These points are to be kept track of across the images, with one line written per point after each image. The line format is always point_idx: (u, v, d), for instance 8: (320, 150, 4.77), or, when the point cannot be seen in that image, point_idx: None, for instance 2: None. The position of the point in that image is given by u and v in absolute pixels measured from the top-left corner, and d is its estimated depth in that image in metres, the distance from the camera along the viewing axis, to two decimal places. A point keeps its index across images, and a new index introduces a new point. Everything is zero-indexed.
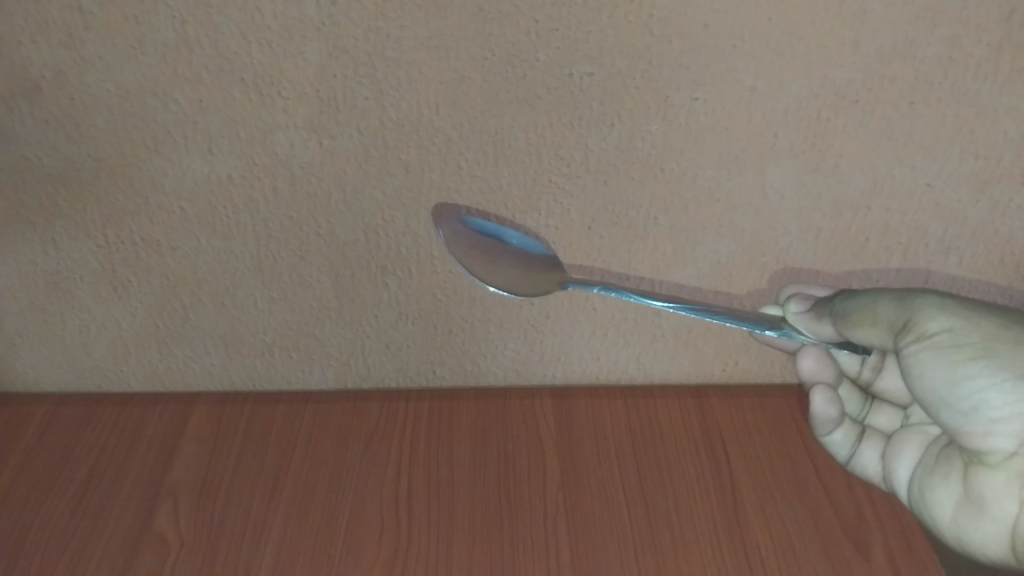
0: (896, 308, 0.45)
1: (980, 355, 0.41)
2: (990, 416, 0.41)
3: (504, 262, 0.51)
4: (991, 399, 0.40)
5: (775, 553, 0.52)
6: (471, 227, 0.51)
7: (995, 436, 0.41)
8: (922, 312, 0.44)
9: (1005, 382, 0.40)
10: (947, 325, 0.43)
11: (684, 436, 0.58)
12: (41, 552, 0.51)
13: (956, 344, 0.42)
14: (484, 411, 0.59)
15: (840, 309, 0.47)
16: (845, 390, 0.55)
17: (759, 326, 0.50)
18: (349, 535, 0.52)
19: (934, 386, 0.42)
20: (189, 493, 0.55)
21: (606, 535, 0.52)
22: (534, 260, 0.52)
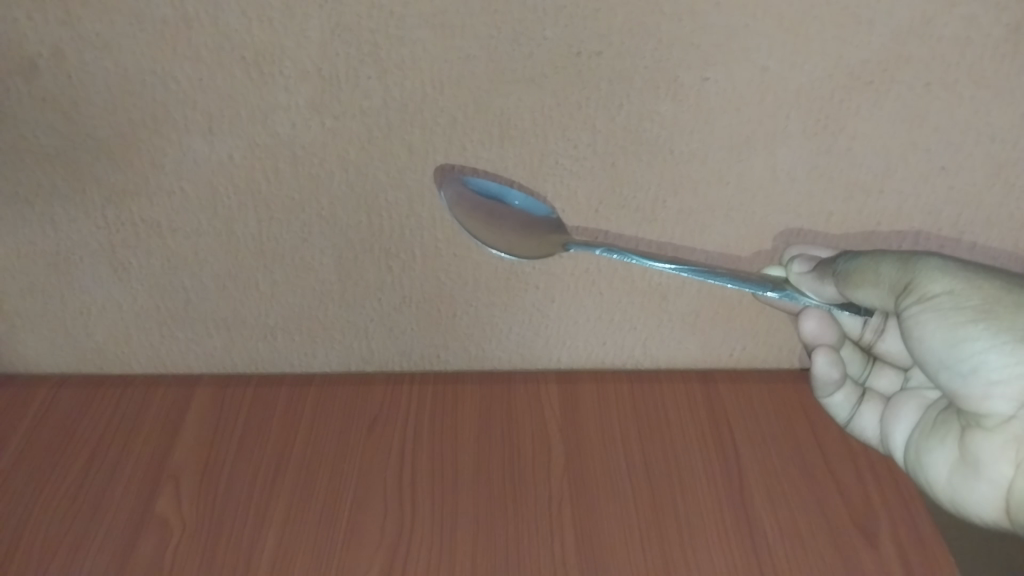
0: (899, 270, 0.44)
1: (982, 316, 0.40)
2: (987, 378, 0.39)
3: (504, 223, 0.50)
4: (990, 360, 0.39)
5: (783, 540, 0.51)
6: (472, 188, 0.49)
7: (992, 398, 0.40)
8: (924, 273, 0.42)
9: (1006, 344, 0.39)
10: (951, 288, 0.41)
11: (690, 419, 0.57)
12: (43, 534, 0.51)
13: (956, 306, 0.41)
14: (489, 394, 0.58)
15: (843, 270, 0.46)
16: (848, 352, 0.54)
17: (764, 287, 0.49)
18: (352, 519, 0.51)
19: (933, 346, 0.41)
20: (191, 477, 0.54)
21: (612, 520, 0.51)
22: (535, 226, 0.50)
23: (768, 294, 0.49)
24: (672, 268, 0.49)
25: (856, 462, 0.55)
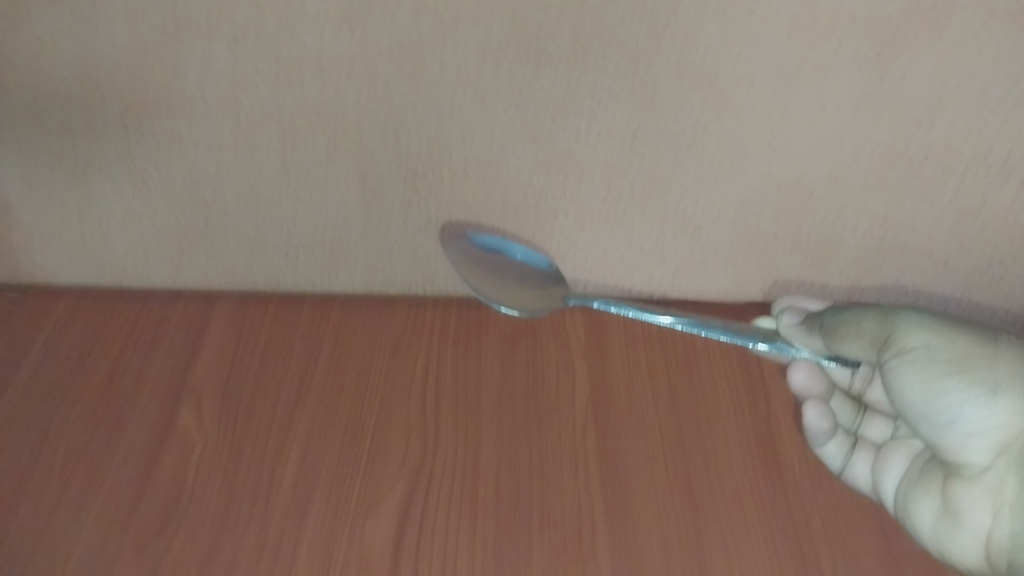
0: (879, 324, 0.45)
1: (956, 369, 0.40)
2: (964, 429, 0.40)
3: (509, 275, 0.56)
4: (966, 414, 0.40)
5: (807, 472, 0.50)
6: (475, 244, 0.55)
7: (969, 447, 0.40)
8: (902, 327, 0.43)
9: (981, 396, 0.39)
10: (926, 341, 0.42)
11: (718, 351, 0.56)
12: (65, 444, 0.49)
13: (933, 360, 0.41)
14: (514, 320, 0.58)
15: (830, 324, 0.47)
16: (837, 402, 0.51)
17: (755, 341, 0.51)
18: (376, 439, 0.50)
19: (910, 399, 0.42)
20: (213, 392, 0.52)
21: (636, 447, 0.50)
22: (535, 275, 0.55)
23: (760, 345, 0.50)
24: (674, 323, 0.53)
25: None
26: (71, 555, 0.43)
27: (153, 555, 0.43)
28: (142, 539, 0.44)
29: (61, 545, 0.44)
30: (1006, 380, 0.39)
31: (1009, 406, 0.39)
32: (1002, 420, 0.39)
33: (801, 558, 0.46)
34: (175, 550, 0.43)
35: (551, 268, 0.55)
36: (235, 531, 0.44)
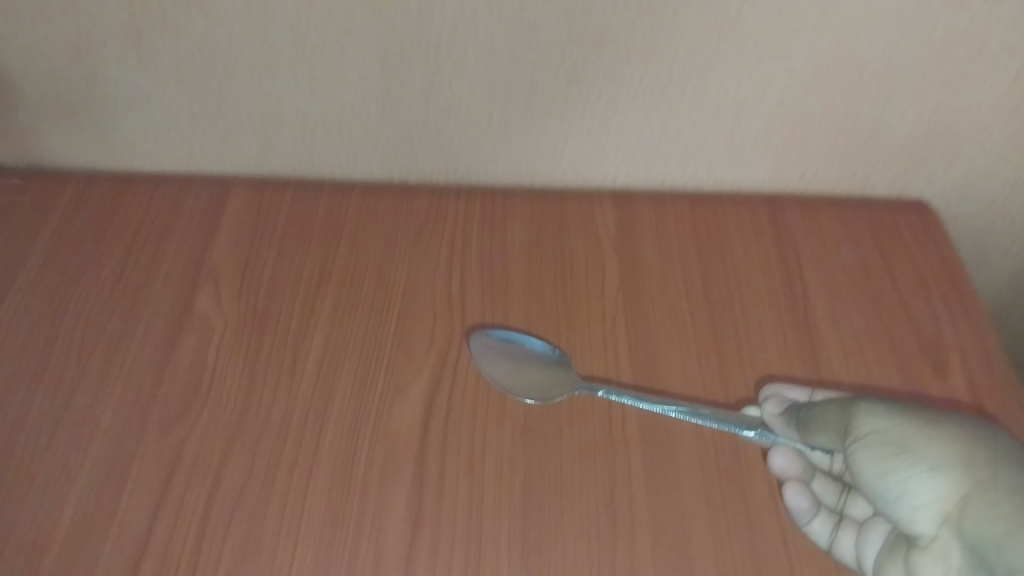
0: (839, 412, 0.38)
1: (902, 449, 0.34)
2: (912, 498, 0.33)
3: (529, 367, 0.46)
4: (912, 487, 0.33)
5: (846, 361, 0.48)
6: (495, 337, 0.47)
7: (917, 519, 0.33)
8: (861, 415, 0.37)
9: (921, 462, 0.33)
10: (884, 423, 0.36)
11: (754, 242, 0.54)
12: (82, 326, 0.47)
13: (883, 442, 0.35)
14: (541, 209, 0.55)
15: (800, 415, 0.40)
16: (818, 482, 0.41)
17: (749, 427, 0.42)
18: (401, 325, 0.48)
19: (865, 476, 0.35)
20: (231, 274, 0.50)
21: (668, 335, 0.48)
22: (535, 359, 0.46)
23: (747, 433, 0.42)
24: (674, 413, 0.43)
25: (928, 288, 0.52)
26: (94, 435, 0.42)
27: (177, 436, 0.42)
28: (166, 420, 0.43)
29: (82, 426, 0.42)
30: (952, 452, 0.34)
31: (961, 480, 0.32)
32: (949, 492, 0.32)
33: None
34: (199, 432, 0.42)
35: (553, 350, 0.47)
36: (259, 415, 0.43)
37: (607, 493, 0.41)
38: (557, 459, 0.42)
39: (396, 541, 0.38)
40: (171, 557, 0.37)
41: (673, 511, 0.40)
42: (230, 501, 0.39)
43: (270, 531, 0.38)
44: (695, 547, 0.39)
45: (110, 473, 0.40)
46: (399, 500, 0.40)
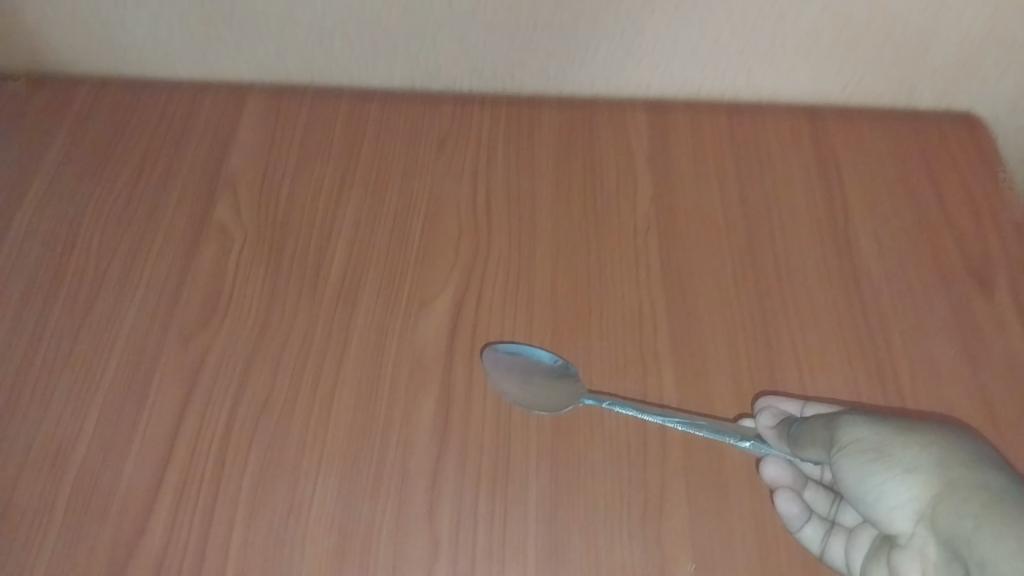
0: (825, 426, 0.34)
1: (880, 452, 0.31)
2: (889, 500, 0.30)
3: (535, 376, 0.40)
4: (889, 489, 0.30)
5: (888, 281, 0.46)
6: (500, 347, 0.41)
7: (894, 519, 0.30)
8: (846, 424, 0.33)
9: (897, 464, 0.31)
10: (866, 431, 0.32)
11: (794, 156, 0.51)
12: (99, 235, 0.46)
13: (863, 447, 0.32)
14: (571, 120, 0.53)
15: (792, 432, 0.36)
16: (808, 490, 0.38)
17: (743, 436, 0.37)
18: (425, 239, 0.46)
19: (845, 482, 0.32)
20: (250, 186, 0.49)
21: (702, 252, 0.46)
22: (541, 372, 0.40)
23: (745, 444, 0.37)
24: (675, 425, 0.38)
25: (975, 206, 0.49)
26: (114, 346, 0.41)
27: (197, 348, 0.41)
28: (187, 331, 0.42)
29: (102, 337, 0.41)
30: (930, 453, 0.31)
31: (937, 480, 0.30)
32: (925, 492, 0.30)
33: (875, 363, 0.42)
34: (221, 343, 0.41)
35: (562, 363, 0.41)
36: (282, 326, 0.42)
37: (638, 407, 0.40)
38: (587, 373, 0.41)
39: (424, 452, 0.38)
40: (197, 466, 0.37)
41: None
42: (255, 411, 0.39)
43: (296, 440, 0.38)
44: (729, 463, 0.38)
45: (131, 383, 0.40)
46: (427, 411, 0.39)
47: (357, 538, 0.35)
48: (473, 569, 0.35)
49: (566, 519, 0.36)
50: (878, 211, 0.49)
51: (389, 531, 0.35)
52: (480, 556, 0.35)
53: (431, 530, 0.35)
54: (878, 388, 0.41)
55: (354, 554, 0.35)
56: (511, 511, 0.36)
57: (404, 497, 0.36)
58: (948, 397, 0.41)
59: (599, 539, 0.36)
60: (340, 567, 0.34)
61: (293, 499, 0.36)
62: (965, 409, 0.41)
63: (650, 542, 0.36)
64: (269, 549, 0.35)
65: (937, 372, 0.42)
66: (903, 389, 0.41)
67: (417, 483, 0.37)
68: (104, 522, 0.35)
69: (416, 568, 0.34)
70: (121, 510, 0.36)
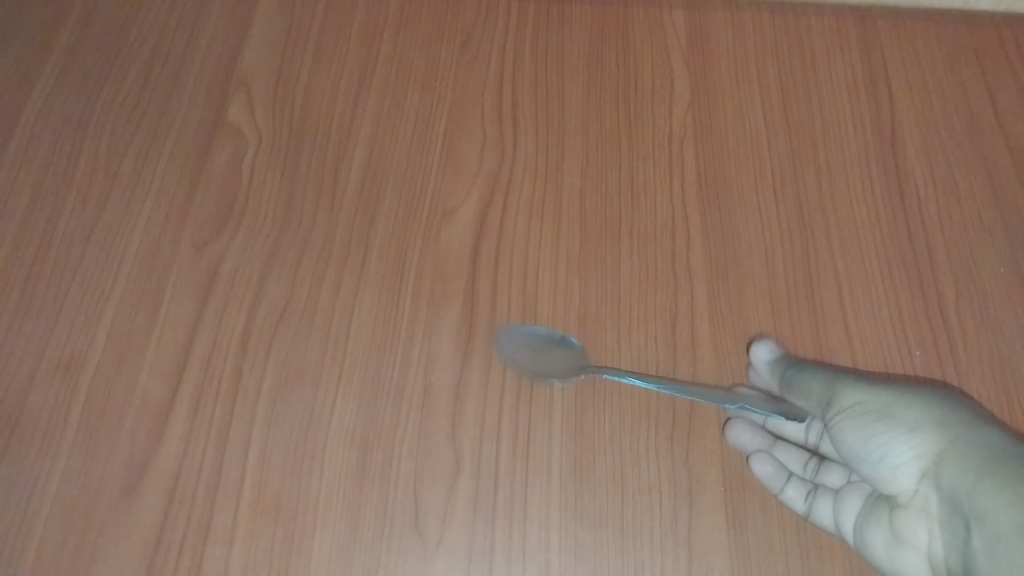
0: (824, 383, 0.34)
1: (884, 412, 0.31)
2: (894, 458, 0.31)
3: (553, 350, 0.37)
4: (895, 448, 0.31)
5: (936, 195, 0.43)
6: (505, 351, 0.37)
7: (899, 476, 0.31)
8: (847, 383, 0.33)
9: (900, 423, 0.31)
10: (867, 391, 0.32)
11: (841, 59, 0.48)
12: (107, 137, 0.44)
13: (866, 406, 0.32)
14: (603, 17, 0.49)
15: (787, 382, 0.35)
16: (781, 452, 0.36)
17: (733, 399, 0.35)
18: (447, 145, 0.44)
19: (846, 444, 0.32)
20: (264, 85, 0.46)
21: (739, 163, 0.44)
22: (542, 347, 0.37)
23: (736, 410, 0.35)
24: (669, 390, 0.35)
25: None
26: (126, 252, 0.40)
27: (211, 257, 0.39)
28: (200, 238, 0.40)
29: (114, 244, 0.40)
30: (930, 412, 0.31)
31: (941, 438, 0.30)
32: (930, 449, 0.30)
33: (918, 282, 0.40)
34: (236, 250, 0.40)
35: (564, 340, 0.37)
36: (298, 234, 0.40)
37: (669, 324, 0.38)
38: (615, 288, 0.39)
39: (446, 366, 0.36)
40: (214, 376, 0.36)
41: (739, 343, 0.38)
42: (271, 322, 0.38)
43: (315, 353, 0.37)
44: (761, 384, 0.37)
45: (145, 293, 0.38)
46: (449, 324, 0.38)
47: (378, 452, 0.34)
48: (496, 485, 0.34)
49: (591, 438, 0.35)
50: (929, 120, 0.46)
51: (410, 447, 0.34)
52: (503, 472, 0.34)
53: (453, 445, 0.35)
54: (919, 307, 0.39)
55: (374, 468, 0.34)
56: (535, 428, 0.35)
57: (426, 412, 0.35)
58: (994, 319, 0.39)
59: (625, 458, 0.35)
60: (360, 481, 0.34)
61: (312, 411, 0.35)
62: (1011, 331, 0.39)
63: (678, 462, 0.35)
64: (288, 461, 0.34)
65: (983, 291, 0.40)
66: (946, 310, 0.39)
67: (439, 397, 0.36)
68: (121, 432, 0.35)
69: (438, 483, 0.34)
70: (137, 420, 0.35)
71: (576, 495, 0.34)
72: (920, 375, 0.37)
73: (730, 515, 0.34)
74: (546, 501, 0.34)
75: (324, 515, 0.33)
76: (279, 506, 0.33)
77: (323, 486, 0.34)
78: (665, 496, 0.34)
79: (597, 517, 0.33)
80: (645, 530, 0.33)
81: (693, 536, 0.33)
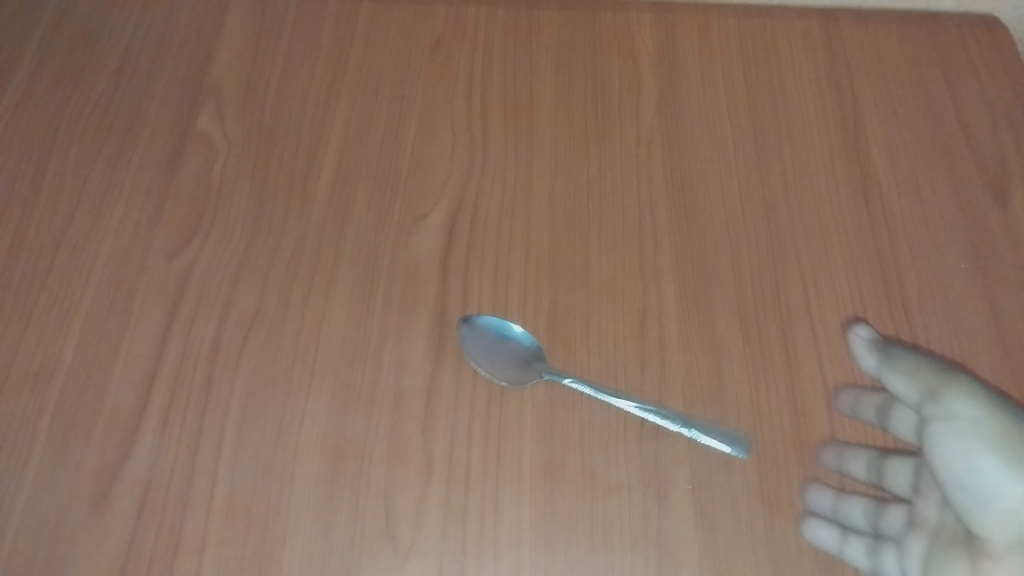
0: (936, 379, 0.32)
1: (997, 446, 0.29)
2: (1001, 504, 0.28)
3: (491, 337, 0.37)
4: (1003, 491, 0.28)
5: (899, 193, 0.44)
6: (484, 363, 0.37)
7: (999, 521, 0.28)
8: (961, 393, 0.31)
9: (1015, 464, 0.29)
10: (980, 412, 0.30)
11: (806, 60, 0.49)
12: (76, 147, 0.44)
13: (980, 430, 0.30)
14: (572, 22, 0.50)
15: (897, 365, 0.34)
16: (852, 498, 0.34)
17: (689, 424, 0.35)
18: (418, 150, 0.44)
19: (945, 465, 0.30)
20: (234, 93, 0.46)
21: (707, 165, 0.44)
22: (489, 334, 0.37)
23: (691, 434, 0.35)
24: (631, 408, 0.36)
25: (993, 113, 0.47)
26: (95, 261, 0.40)
27: (181, 266, 0.40)
28: (171, 246, 0.40)
29: (83, 254, 0.40)
30: None
31: None
32: None
33: (883, 278, 0.41)
34: (206, 258, 0.40)
35: (538, 349, 0.37)
36: (268, 241, 0.40)
37: (638, 325, 0.38)
38: (584, 290, 0.39)
39: (418, 371, 0.37)
40: (184, 384, 0.36)
41: (707, 342, 0.38)
42: (242, 329, 0.38)
43: (286, 360, 0.37)
44: (729, 382, 0.37)
45: (114, 302, 0.38)
46: (420, 329, 0.38)
47: (349, 457, 0.35)
48: (467, 488, 0.34)
49: (562, 439, 0.35)
50: (892, 119, 0.47)
51: (381, 452, 0.35)
52: (474, 474, 0.34)
53: (424, 449, 0.35)
54: (884, 304, 0.40)
55: (346, 474, 0.34)
56: (506, 431, 0.35)
57: (397, 417, 0.36)
58: (956, 315, 0.40)
59: (596, 459, 0.35)
60: (332, 486, 0.34)
61: (283, 418, 0.35)
62: (973, 326, 0.39)
63: (647, 462, 0.35)
64: (260, 468, 0.34)
65: (946, 288, 0.41)
66: (910, 306, 0.40)
67: (411, 402, 0.36)
68: (91, 441, 0.35)
69: (409, 487, 0.34)
70: (107, 430, 0.35)
71: (547, 496, 0.34)
72: None
73: (700, 512, 0.34)
74: (517, 503, 0.34)
75: (296, 520, 0.33)
76: (251, 513, 0.33)
77: (294, 492, 0.34)
78: (635, 495, 0.34)
79: (568, 517, 0.34)
80: (616, 529, 0.34)
81: (664, 534, 0.33)
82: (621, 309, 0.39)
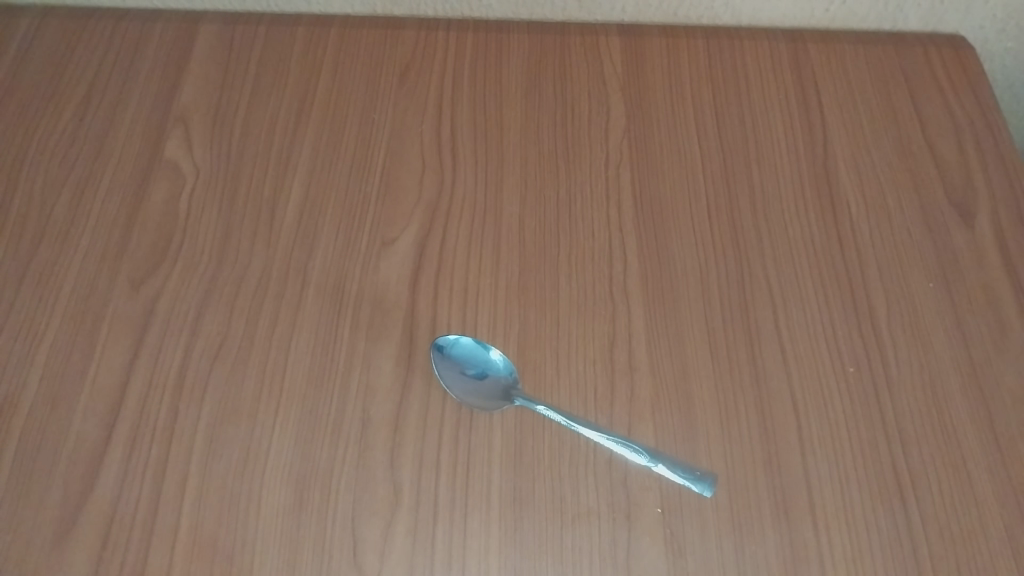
0: None
1: None
2: None
3: (461, 365, 0.37)
4: None
5: (866, 211, 0.44)
6: (458, 388, 0.37)
7: None
8: None
9: None
10: None
11: (773, 80, 0.49)
12: (43, 175, 0.44)
13: None
14: (541, 45, 0.50)
15: None
16: None
17: (655, 458, 0.34)
18: (386, 177, 0.44)
19: None
20: (202, 120, 0.46)
21: (676, 186, 0.44)
22: (458, 363, 0.37)
23: (659, 467, 0.34)
24: (604, 439, 0.35)
25: (958, 130, 0.48)
26: (61, 292, 0.39)
27: (149, 296, 0.39)
28: (137, 275, 0.40)
29: (48, 285, 0.40)
30: None
31: None
32: None
33: (851, 298, 0.41)
34: (173, 287, 0.40)
35: (515, 383, 0.37)
36: (234, 269, 0.40)
37: (606, 350, 0.38)
38: (553, 315, 0.39)
39: (385, 399, 0.37)
40: (150, 416, 0.36)
41: (676, 366, 0.38)
42: (207, 359, 0.37)
43: (252, 390, 0.37)
44: (698, 406, 0.37)
45: (80, 332, 0.38)
46: (388, 359, 0.38)
47: (316, 487, 0.34)
48: (435, 517, 0.34)
49: (530, 466, 0.35)
50: (858, 138, 0.47)
51: (348, 482, 0.34)
52: (443, 504, 0.34)
53: (391, 479, 0.35)
54: (853, 323, 0.40)
55: (312, 505, 0.34)
56: (474, 458, 0.35)
57: (364, 445, 0.35)
58: (924, 334, 0.40)
59: (565, 486, 0.35)
60: (298, 518, 0.34)
61: (249, 448, 0.35)
62: (941, 346, 0.39)
63: (616, 487, 0.35)
64: (225, 500, 0.34)
65: (913, 307, 0.41)
66: (878, 326, 0.40)
67: (378, 430, 0.36)
68: (55, 473, 0.34)
69: (377, 517, 0.34)
70: (71, 463, 0.35)
71: (515, 525, 0.34)
72: (854, 393, 0.38)
73: (670, 538, 0.34)
74: (486, 532, 0.34)
75: (262, 552, 0.33)
76: (217, 545, 0.33)
77: (261, 522, 0.33)
78: (604, 521, 0.34)
79: (537, 547, 0.33)
80: (585, 555, 0.33)
81: (633, 560, 0.33)
82: (592, 335, 0.39)
